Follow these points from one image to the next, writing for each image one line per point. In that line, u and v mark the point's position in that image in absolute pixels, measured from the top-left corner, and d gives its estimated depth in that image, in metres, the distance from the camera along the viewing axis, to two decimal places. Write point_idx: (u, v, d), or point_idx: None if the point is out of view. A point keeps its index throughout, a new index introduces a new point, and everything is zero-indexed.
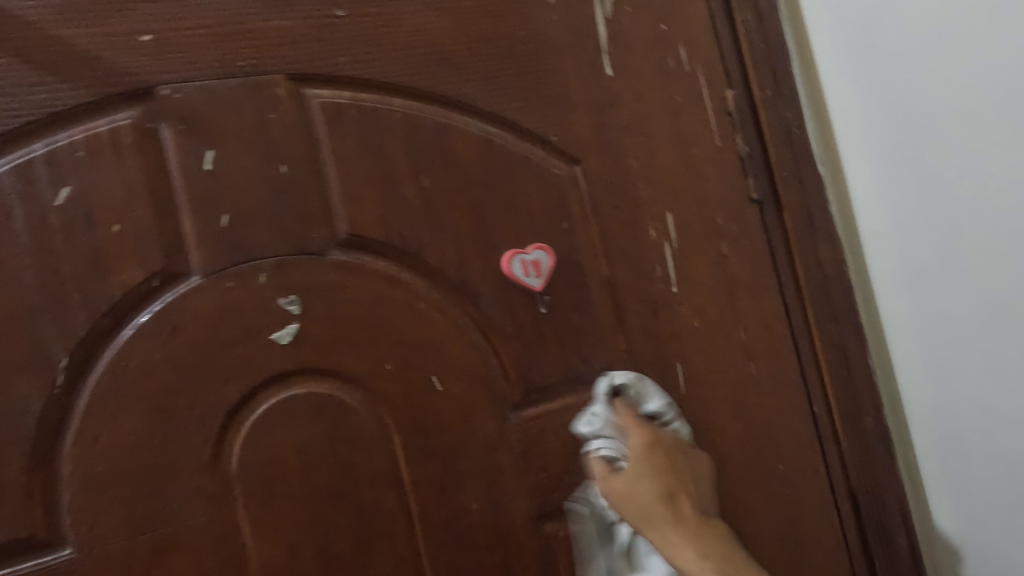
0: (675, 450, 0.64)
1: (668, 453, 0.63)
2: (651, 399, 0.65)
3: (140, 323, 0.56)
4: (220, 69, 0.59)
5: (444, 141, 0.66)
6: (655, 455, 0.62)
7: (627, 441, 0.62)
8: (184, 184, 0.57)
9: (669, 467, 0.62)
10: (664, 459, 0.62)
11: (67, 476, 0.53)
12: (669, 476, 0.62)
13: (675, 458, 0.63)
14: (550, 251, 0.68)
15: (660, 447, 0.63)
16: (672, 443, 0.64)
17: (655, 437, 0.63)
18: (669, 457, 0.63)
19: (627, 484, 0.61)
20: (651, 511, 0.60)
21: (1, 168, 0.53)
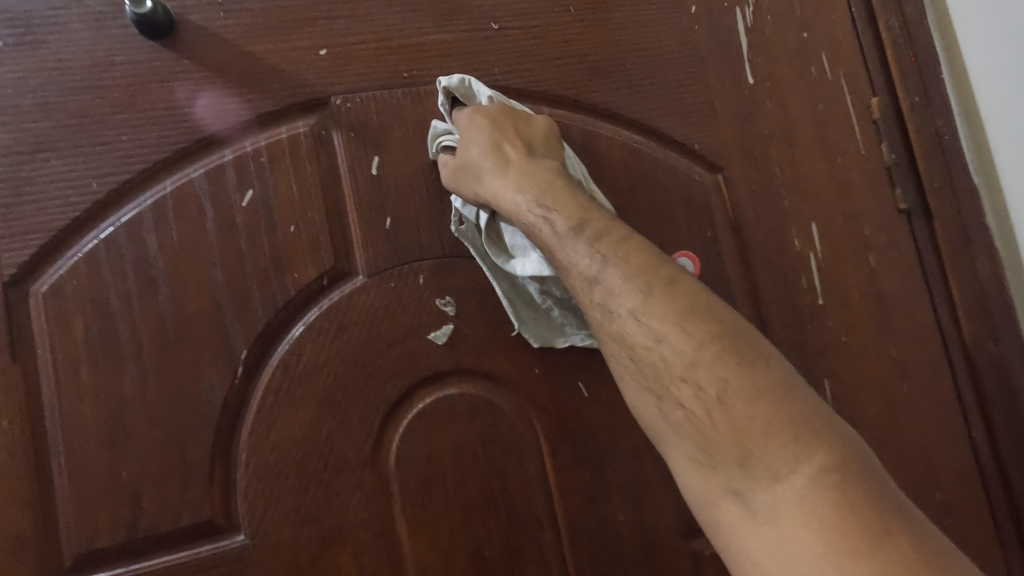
0: (504, 114, 0.57)
1: (503, 122, 0.56)
2: (477, 87, 0.60)
3: (309, 319, 0.58)
4: (389, 81, 0.62)
5: (591, 148, 0.67)
6: (481, 121, 0.56)
7: (458, 119, 0.58)
8: (353, 187, 0.60)
9: (509, 134, 0.56)
10: (493, 128, 0.56)
11: (243, 465, 0.55)
12: (504, 133, 0.56)
13: (510, 128, 0.56)
14: (696, 259, 0.66)
15: (478, 116, 0.57)
16: (503, 115, 0.57)
17: (483, 107, 0.57)
18: (501, 126, 0.56)
19: (458, 158, 0.57)
20: (478, 168, 0.55)
21: (197, 171, 0.57)
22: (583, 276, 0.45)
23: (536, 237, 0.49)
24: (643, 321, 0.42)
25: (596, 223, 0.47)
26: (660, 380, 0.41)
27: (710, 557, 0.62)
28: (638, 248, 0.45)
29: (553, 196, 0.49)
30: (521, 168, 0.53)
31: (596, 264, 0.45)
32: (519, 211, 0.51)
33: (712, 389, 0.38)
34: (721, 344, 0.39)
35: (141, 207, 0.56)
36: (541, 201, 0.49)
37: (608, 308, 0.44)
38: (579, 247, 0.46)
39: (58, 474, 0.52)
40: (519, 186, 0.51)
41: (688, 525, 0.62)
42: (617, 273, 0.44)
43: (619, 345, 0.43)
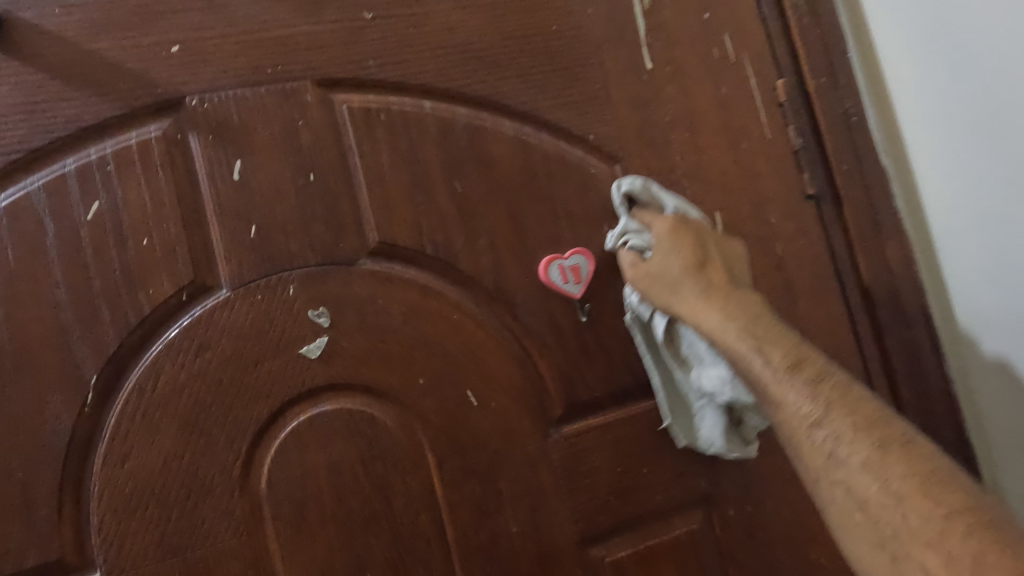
0: (704, 232, 0.62)
1: (703, 244, 0.61)
2: (661, 194, 0.64)
3: (168, 339, 0.54)
4: (250, 78, 0.58)
5: (478, 142, 0.63)
6: (682, 236, 0.61)
7: (652, 229, 0.61)
8: (213, 194, 0.56)
9: (709, 256, 0.61)
10: (695, 247, 0.60)
11: (95, 497, 0.51)
12: (702, 255, 0.60)
13: (706, 250, 0.61)
14: (592, 257, 0.64)
15: (684, 232, 0.61)
16: (704, 236, 0.61)
17: (681, 220, 0.61)
18: (701, 249, 0.60)
19: (653, 266, 0.60)
20: (675, 283, 0.59)
21: (34, 183, 0.53)
22: (802, 423, 0.52)
23: (749, 369, 0.55)
24: (875, 476, 0.48)
25: (812, 365, 0.54)
26: (898, 538, 0.46)
27: (608, 563, 0.61)
28: (856, 401, 0.52)
29: (768, 337, 0.56)
30: (718, 294, 0.58)
31: (820, 410, 0.52)
32: (728, 342, 0.56)
33: (956, 549, 0.43)
34: (944, 503, 0.45)
35: None
36: (757, 336, 0.56)
37: (835, 459, 0.50)
38: (802, 395, 0.53)
39: None
40: (725, 317, 0.57)
41: (585, 531, 0.60)
42: (846, 427, 0.50)
43: (845, 494, 0.49)
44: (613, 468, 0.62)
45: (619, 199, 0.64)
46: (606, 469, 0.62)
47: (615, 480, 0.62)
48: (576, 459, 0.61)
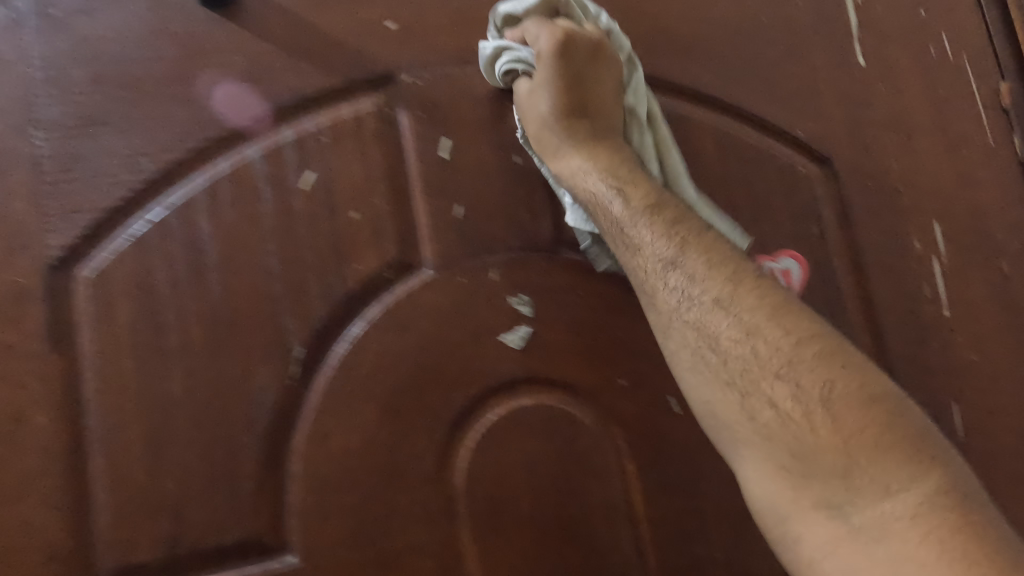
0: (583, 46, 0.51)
1: (586, 70, 0.51)
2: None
3: (371, 316, 0.52)
4: (461, 56, 0.56)
5: (684, 133, 0.59)
6: (571, 56, 0.50)
7: (537, 46, 0.51)
8: (421, 171, 0.54)
9: (587, 87, 0.51)
10: (578, 76, 0.51)
11: (296, 475, 0.49)
12: (592, 86, 0.52)
13: (589, 77, 0.51)
14: (800, 260, 0.58)
15: (568, 50, 0.50)
16: (607, 61, 0.52)
17: (569, 31, 0.50)
18: (580, 77, 0.51)
19: (529, 98, 0.52)
20: (547, 126, 0.52)
21: (253, 151, 0.52)
22: (654, 270, 0.47)
23: (601, 213, 0.50)
24: (769, 329, 0.42)
25: (670, 211, 0.48)
26: (751, 376, 0.42)
27: None
28: (721, 250, 0.46)
29: (623, 177, 0.50)
30: (598, 138, 0.51)
31: (675, 251, 0.46)
32: (581, 190, 0.51)
33: (819, 390, 0.39)
34: (847, 366, 0.40)
35: (195, 187, 0.51)
36: (611, 178, 0.50)
37: (689, 300, 0.45)
38: (646, 240, 0.48)
39: (94, 479, 0.47)
40: (593, 157, 0.51)
41: None
42: (698, 265, 0.46)
43: (697, 334, 0.45)
44: None
45: (494, 25, 0.53)
46: None
47: None
48: None
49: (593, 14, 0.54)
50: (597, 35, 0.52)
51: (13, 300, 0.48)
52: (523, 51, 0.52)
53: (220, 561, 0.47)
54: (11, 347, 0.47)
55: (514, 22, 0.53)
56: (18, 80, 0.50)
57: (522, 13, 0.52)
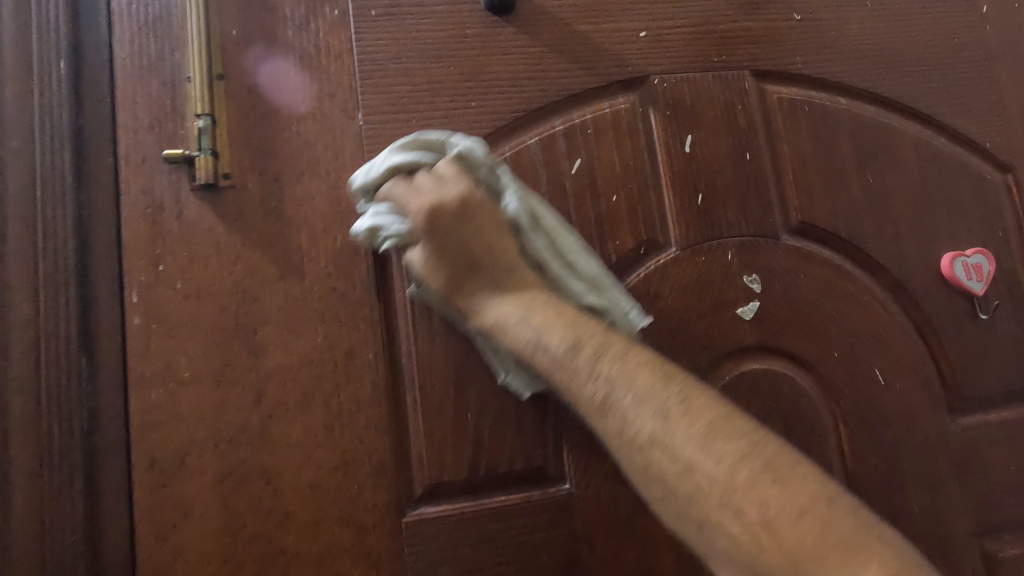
0: (454, 211, 0.47)
1: (459, 236, 0.48)
2: (410, 155, 0.49)
3: (628, 286, 0.60)
4: (701, 64, 0.65)
5: (888, 139, 0.67)
6: (445, 223, 0.47)
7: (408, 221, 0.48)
8: (668, 162, 0.63)
9: (460, 244, 0.48)
10: (449, 240, 0.48)
11: (569, 416, 0.57)
12: (451, 249, 0.48)
13: (461, 231, 0.48)
14: (990, 255, 0.66)
15: (424, 241, 0.48)
16: (482, 209, 0.48)
17: (434, 202, 0.47)
18: (446, 243, 0.48)
19: (430, 268, 0.49)
20: (461, 276, 0.49)
21: (531, 139, 0.61)
22: (592, 406, 0.42)
23: (536, 361, 0.45)
24: (697, 453, 0.38)
25: (592, 337, 0.44)
26: (696, 504, 0.38)
27: (1003, 559, 0.61)
28: (643, 365, 0.42)
29: (547, 320, 0.45)
30: (487, 288, 0.49)
31: (605, 388, 0.42)
32: (514, 340, 0.47)
33: (754, 513, 0.36)
34: (762, 464, 0.37)
35: None
36: (529, 321, 0.46)
37: (630, 436, 0.41)
38: (556, 364, 0.44)
39: (410, 408, 0.56)
40: (520, 308, 0.47)
41: (981, 524, 0.62)
42: (633, 394, 0.41)
43: (644, 463, 0.40)
44: (1006, 465, 0.63)
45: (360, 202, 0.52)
46: (1000, 467, 0.63)
47: (1007, 476, 0.63)
48: (972, 450, 0.63)
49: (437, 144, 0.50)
50: (461, 190, 0.48)
51: (346, 255, 0.57)
52: (393, 226, 0.48)
53: (509, 485, 0.56)
54: (344, 294, 0.56)
55: (373, 193, 0.51)
56: (345, 71, 0.59)
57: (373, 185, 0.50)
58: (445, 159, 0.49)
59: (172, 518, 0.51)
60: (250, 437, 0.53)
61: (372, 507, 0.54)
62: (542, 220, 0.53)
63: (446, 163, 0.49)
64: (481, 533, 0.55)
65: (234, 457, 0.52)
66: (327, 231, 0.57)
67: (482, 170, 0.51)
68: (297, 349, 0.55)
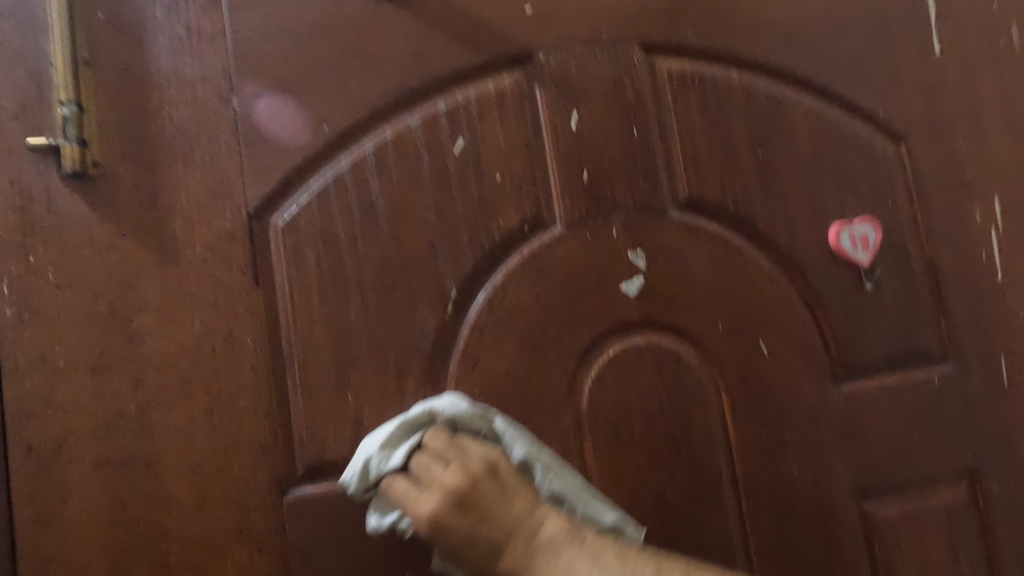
0: (456, 494, 0.48)
1: (469, 513, 0.48)
2: (405, 443, 0.52)
3: (512, 264, 0.61)
4: (588, 39, 0.64)
5: (778, 112, 0.67)
6: (451, 509, 0.48)
7: (420, 513, 0.49)
8: (553, 140, 0.62)
9: (480, 523, 0.48)
10: (465, 531, 0.48)
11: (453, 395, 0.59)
12: (469, 544, 0.48)
13: (472, 517, 0.48)
14: (877, 227, 0.67)
15: (445, 517, 0.48)
16: (495, 478, 0.49)
17: (436, 513, 0.48)
18: (472, 517, 0.48)
19: (458, 556, 0.49)
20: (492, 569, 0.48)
21: (414, 119, 0.61)
22: None
23: None
24: None
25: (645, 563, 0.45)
26: None
27: (881, 519, 0.64)
28: None
29: (600, 563, 0.45)
30: (526, 554, 0.47)
31: None
32: None
33: None
34: None
35: (364, 151, 0.60)
36: (583, 559, 0.46)
37: None
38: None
39: (292, 391, 0.56)
40: (568, 561, 0.46)
41: (860, 486, 0.64)
42: None
43: None
44: (888, 430, 0.65)
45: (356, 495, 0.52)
46: (881, 431, 0.65)
47: (888, 439, 0.65)
48: (854, 416, 0.65)
49: (422, 428, 0.52)
50: (456, 477, 0.49)
51: (224, 241, 0.57)
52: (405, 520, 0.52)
53: None
54: (222, 280, 0.56)
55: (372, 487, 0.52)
56: (219, 54, 0.58)
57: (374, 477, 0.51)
58: (431, 431, 0.52)
59: (53, 504, 0.52)
60: (129, 424, 0.54)
61: (253, 487, 0.55)
62: (559, 479, 0.53)
63: (431, 436, 0.51)
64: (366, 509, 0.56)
65: (112, 444, 0.53)
66: (203, 217, 0.57)
67: (473, 424, 0.53)
68: (175, 337, 0.55)
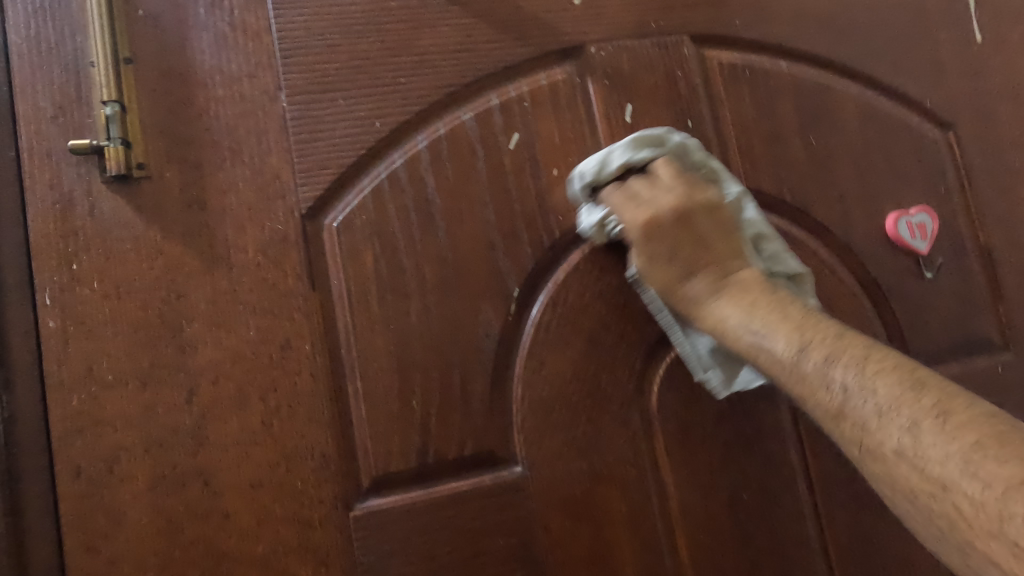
0: (670, 220, 0.51)
1: (675, 233, 0.52)
2: (627, 154, 0.53)
3: (573, 261, 0.59)
4: (638, 31, 0.63)
5: (828, 101, 0.66)
6: (660, 221, 0.51)
7: (626, 218, 0.53)
8: (609, 133, 0.61)
9: (688, 240, 0.52)
10: (671, 241, 0.52)
11: (518, 398, 0.56)
12: (671, 263, 0.52)
13: (683, 232, 0.52)
14: (933, 214, 0.66)
15: (658, 225, 0.51)
16: (705, 211, 0.52)
17: (651, 216, 0.52)
18: (672, 232, 0.52)
19: (658, 280, 0.53)
20: (688, 297, 0.52)
21: (467, 114, 0.59)
22: (845, 408, 0.41)
23: (777, 372, 0.46)
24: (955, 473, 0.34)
25: (846, 339, 0.43)
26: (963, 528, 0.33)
27: None
28: (909, 368, 0.39)
29: (768, 318, 0.47)
30: (717, 287, 0.51)
31: (879, 406, 0.39)
32: (758, 346, 0.47)
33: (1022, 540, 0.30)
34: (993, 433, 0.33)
35: (419, 147, 0.57)
36: (754, 324, 0.48)
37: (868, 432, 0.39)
38: (784, 360, 0.45)
39: (352, 399, 0.54)
40: (727, 300, 0.50)
41: None
42: (878, 386, 0.39)
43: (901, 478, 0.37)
44: None
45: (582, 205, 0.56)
46: None
47: None
48: None
49: (663, 143, 0.54)
50: (675, 201, 0.52)
51: (277, 243, 0.54)
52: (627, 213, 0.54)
53: (461, 470, 0.55)
54: (276, 284, 0.54)
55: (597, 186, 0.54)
56: (265, 51, 0.56)
57: (593, 183, 0.54)
58: (661, 160, 0.54)
59: (105, 528, 0.49)
60: (183, 440, 0.51)
61: (316, 502, 0.52)
62: (760, 221, 0.55)
63: (662, 164, 0.53)
64: (435, 520, 0.53)
65: (166, 460, 0.50)
66: (254, 220, 0.54)
67: (701, 170, 0.55)
68: (229, 345, 0.52)
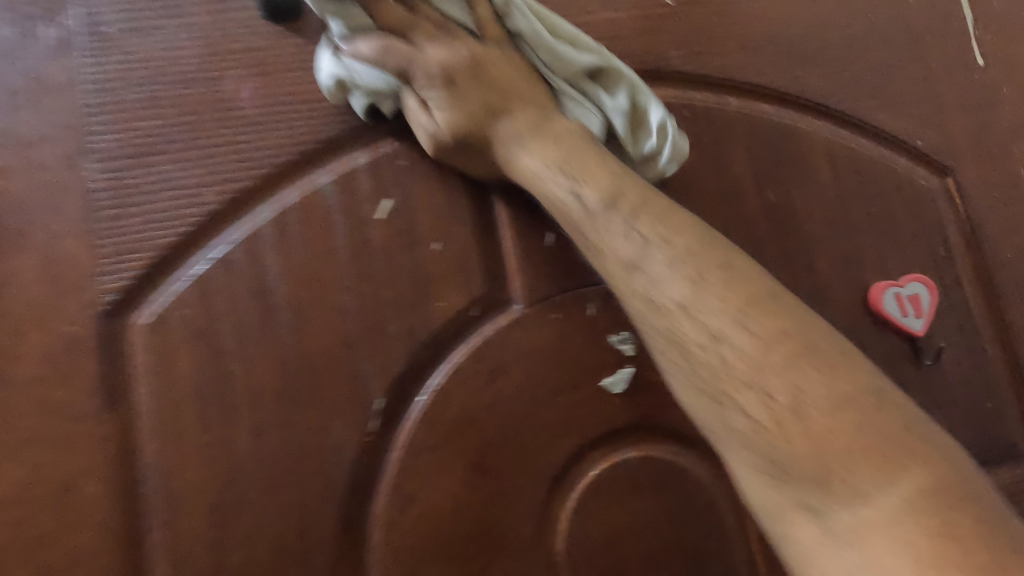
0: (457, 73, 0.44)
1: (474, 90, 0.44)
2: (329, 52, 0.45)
3: (457, 360, 0.46)
4: None
5: (792, 145, 0.53)
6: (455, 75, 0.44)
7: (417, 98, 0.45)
8: (507, 194, 0.49)
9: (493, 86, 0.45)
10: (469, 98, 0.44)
11: (377, 544, 0.43)
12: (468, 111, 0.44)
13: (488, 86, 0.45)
14: (931, 285, 0.53)
15: (458, 75, 0.44)
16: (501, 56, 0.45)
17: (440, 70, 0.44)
18: (476, 86, 0.44)
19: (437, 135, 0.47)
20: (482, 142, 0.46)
21: (325, 177, 0.47)
22: (626, 262, 0.42)
23: (564, 215, 0.44)
24: (742, 337, 0.37)
25: (634, 196, 0.42)
26: (721, 384, 0.38)
27: None
28: (699, 235, 0.41)
29: (584, 166, 0.43)
30: (521, 137, 0.45)
31: (638, 251, 0.41)
32: (555, 198, 0.44)
33: (785, 398, 0.35)
34: (800, 345, 0.36)
35: (260, 221, 0.46)
36: (568, 172, 0.44)
37: (654, 304, 0.41)
38: (578, 209, 0.43)
39: (156, 553, 0.41)
40: (537, 146, 0.45)
41: None
42: (671, 257, 0.40)
43: (676, 344, 0.40)
44: None
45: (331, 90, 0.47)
46: None
47: None
48: None
49: None
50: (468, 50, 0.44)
51: (65, 351, 0.42)
52: (358, 70, 0.45)
53: None
54: (60, 407, 0.41)
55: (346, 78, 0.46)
56: (69, 105, 0.45)
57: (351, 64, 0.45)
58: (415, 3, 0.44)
59: None
60: None
61: None
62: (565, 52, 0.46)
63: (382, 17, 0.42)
64: None
65: None
66: (36, 322, 0.42)
67: None
68: None
